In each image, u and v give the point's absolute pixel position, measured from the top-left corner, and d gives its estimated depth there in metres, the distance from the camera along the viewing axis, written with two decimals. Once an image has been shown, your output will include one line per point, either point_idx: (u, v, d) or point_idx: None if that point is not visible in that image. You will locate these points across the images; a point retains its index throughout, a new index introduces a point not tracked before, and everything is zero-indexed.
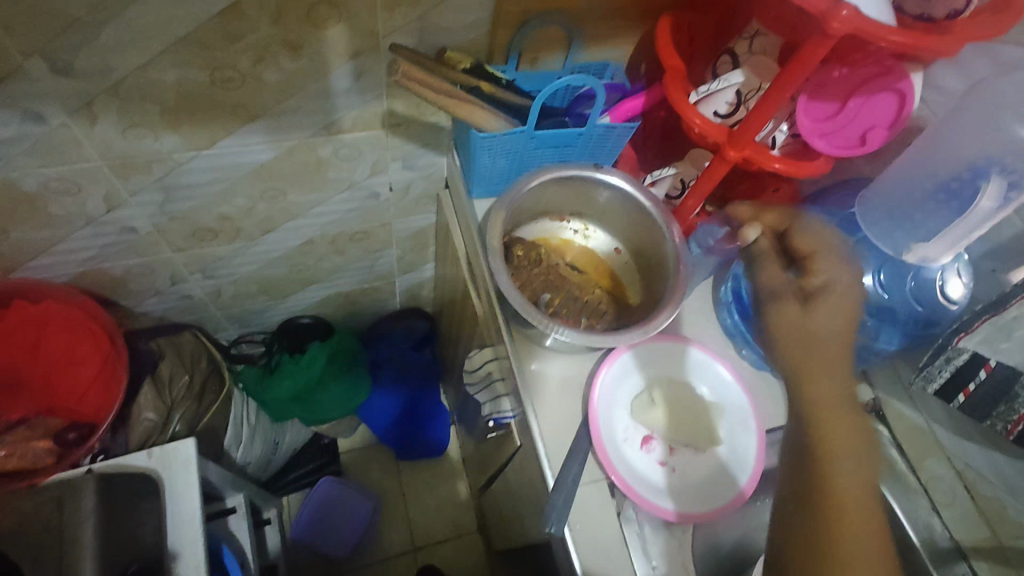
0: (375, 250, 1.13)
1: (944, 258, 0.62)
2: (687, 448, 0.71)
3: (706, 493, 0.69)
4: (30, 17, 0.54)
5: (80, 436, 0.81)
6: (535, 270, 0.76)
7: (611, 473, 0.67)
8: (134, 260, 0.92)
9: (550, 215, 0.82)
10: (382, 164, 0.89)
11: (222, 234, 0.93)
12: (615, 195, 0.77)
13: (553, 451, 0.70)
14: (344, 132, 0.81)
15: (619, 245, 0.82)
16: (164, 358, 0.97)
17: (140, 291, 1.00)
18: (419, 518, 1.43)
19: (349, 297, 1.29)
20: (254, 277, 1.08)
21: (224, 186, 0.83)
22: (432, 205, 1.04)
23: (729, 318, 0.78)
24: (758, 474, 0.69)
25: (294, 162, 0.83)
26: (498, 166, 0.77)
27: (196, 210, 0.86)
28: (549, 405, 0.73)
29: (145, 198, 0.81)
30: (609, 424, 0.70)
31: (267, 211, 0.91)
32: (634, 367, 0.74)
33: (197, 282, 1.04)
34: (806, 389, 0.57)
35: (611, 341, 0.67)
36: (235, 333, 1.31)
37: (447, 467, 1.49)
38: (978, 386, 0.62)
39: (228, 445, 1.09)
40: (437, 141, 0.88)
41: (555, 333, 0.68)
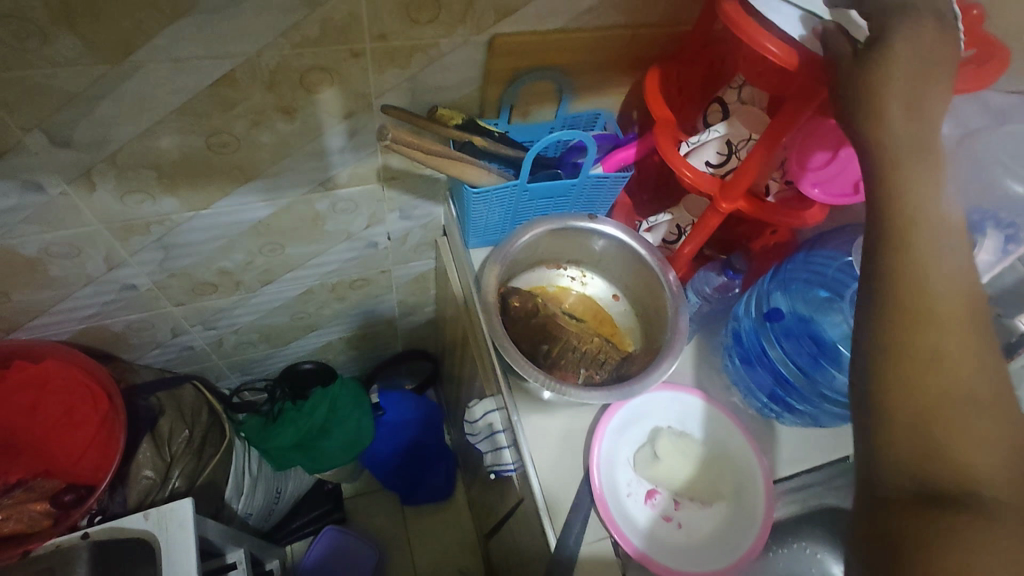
0: (375, 296, 1.13)
1: None
2: (693, 502, 0.69)
3: (714, 549, 0.66)
4: (28, 95, 0.56)
5: (77, 497, 0.80)
6: (532, 320, 0.75)
7: (614, 531, 0.65)
8: (134, 315, 0.93)
9: (547, 264, 0.82)
10: (379, 215, 0.90)
11: (221, 287, 0.94)
12: (610, 243, 0.76)
13: (554, 509, 0.68)
14: (340, 187, 0.81)
15: (617, 292, 0.82)
16: (163, 413, 0.97)
17: (141, 344, 1.00)
18: (425, 565, 1.40)
19: (351, 342, 1.29)
20: (255, 327, 1.08)
21: (223, 242, 0.84)
22: (430, 251, 1.04)
23: (730, 364, 0.76)
24: (767, 529, 0.66)
25: (291, 217, 0.84)
26: (493, 218, 0.77)
27: (195, 266, 0.87)
28: (550, 460, 0.71)
29: (145, 256, 0.81)
30: (611, 479, 0.69)
31: (266, 264, 0.92)
32: (636, 418, 0.73)
33: (198, 334, 1.04)
34: (905, 340, 0.43)
35: (609, 395, 0.66)
36: (237, 380, 1.30)
37: (453, 511, 1.46)
38: None
39: (229, 498, 1.08)
40: (433, 191, 0.89)
41: (552, 388, 0.67)
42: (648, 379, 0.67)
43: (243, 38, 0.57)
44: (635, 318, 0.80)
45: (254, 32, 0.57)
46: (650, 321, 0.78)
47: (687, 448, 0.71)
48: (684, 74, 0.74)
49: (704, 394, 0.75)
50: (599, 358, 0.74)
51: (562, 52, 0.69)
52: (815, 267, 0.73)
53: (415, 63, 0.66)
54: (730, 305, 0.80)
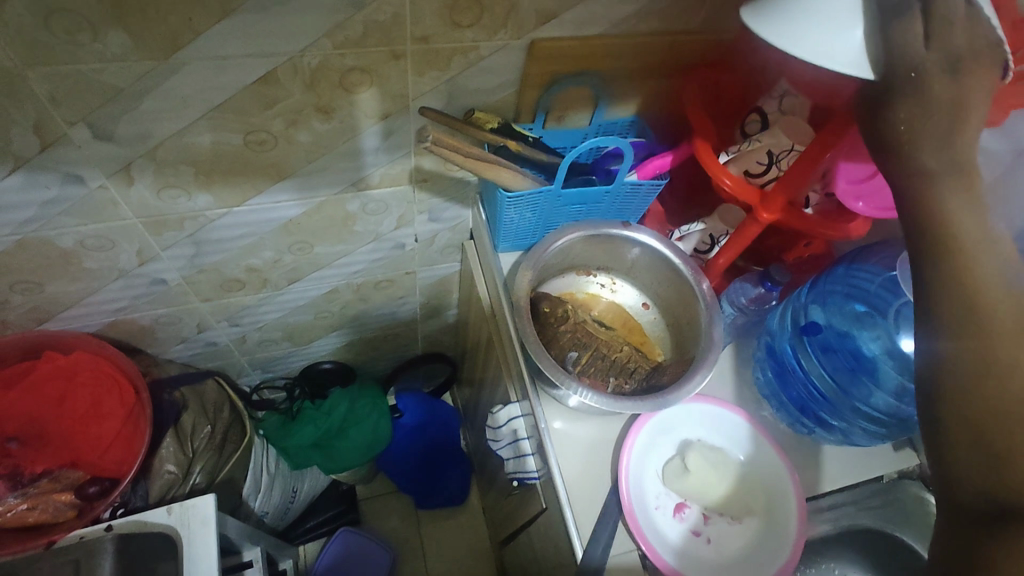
0: (398, 297, 1.12)
1: None
2: (723, 517, 0.68)
3: (746, 566, 0.65)
4: (75, 89, 0.56)
5: (102, 490, 0.80)
6: (562, 327, 0.74)
7: (642, 543, 0.64)
8: (162, 310, 0.93)
9: (577, 270, 0.81)
10: (408, 216, 0.90)
11: (249, 284, 0.94)
12: (644, 251, 0.75)
13: (582, 518, 0.67)
14: (372, 188, 0.82)
15: (647, 300, 0.81)
16: (187, 408, 0.97)
17: (166, 339, 1.01)
18: (437, 569, 1.39)
19: (371, 342, 1.29)
20: (280, 324, 1.09)
21: (253, 239, 0.84)
22: (456, 254, 1.04)
23: (762, 376, 0.76)
24: (799, 549, 0.64)
25: (322, 216, 0.84)
26: (525, 222, 0.77)
27: (224, 263, 0.87)
28: (577, 470, 0.70)
29: (177, 252, 0.82)
30: (640, 490, 0.67)
31: (293, 262, 0.92)
32: (665, 430, 0.71)
33: (223, 330, 1.05)
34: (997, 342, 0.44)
35: (641, 405, 0.65)
36: (257, 378, 1.30)
37: (467, 515, 1.45)
38: None
39: (247, 494, 1.07)
40: (463, 194, 0.89)
41: (584, 397, 0.66)
42: (681, 391, 0.66)
43: (287, 37, 0.58)
44: (666, 328, 0.79)
45: (298, 32, 0.58)
46: (682, 331, 0.76)
47: (719, 463, 0.70)
48: (723, 83, 0.73)
49: (738, 408, 0.73)
50: (628, 368, 0.74)
51: (601, 58, 0.69)
52: (856, 282, 0.71)
53: (454, 65, 0.66)
54: (763, 318, 0.78)
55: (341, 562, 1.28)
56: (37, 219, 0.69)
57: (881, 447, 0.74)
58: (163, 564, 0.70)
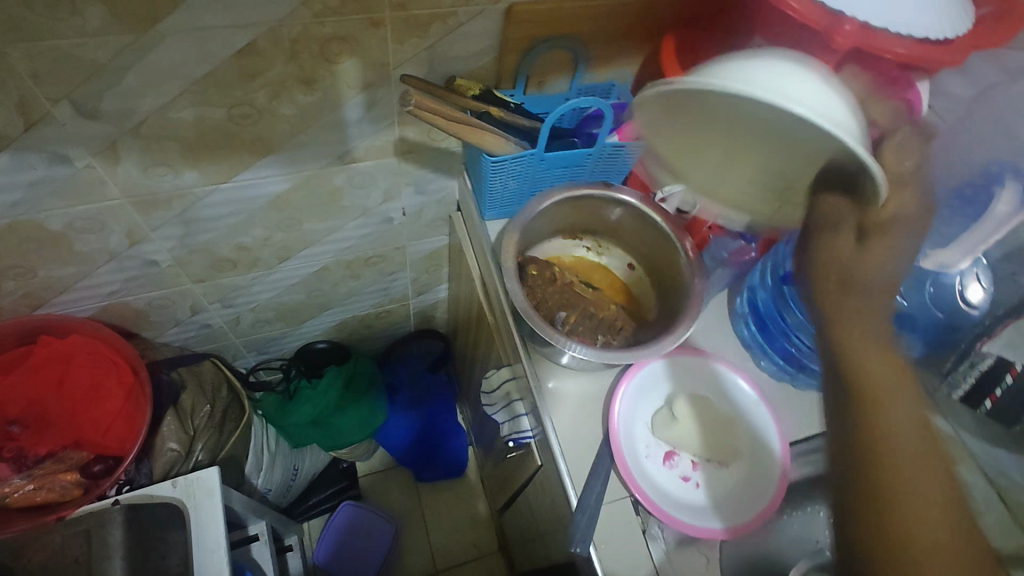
0: (389, 273, 1.13)
1: (962, 264, 0.60)
2: (710, 463, 0.71)
3: (735, 505, 0.68)
4: (56, 66, 0.57)
5: (106, 468, 0.83)
6: (551, 288, 0.76)
7: (634, 489, 0.66)
8: (155, 292, 0.94)
9: (564, 234, 0.83)
10: (395, 189, 0.91)
11: (241, 264, 0.95)
12: (627, 212, 0.77)
13: (575, 469, 0.70)
14: (358, 160, 0.82)
15: (632, 261, 0.83)
16: (185, 388, 0.99)
17: (161, 322, 1.02)
18: (440, 539, 1.42)
19: (365, 321, 1.30)
20: (273, 305, 1.10)
21: (242, 217, 0.85)
22: (445, 227, 1.05)
23: (746, 330, 0.78)
24: (782, 487, 0.67)
25: (309, 191, 0.85)
26: (510, 189, 0.78)
27: (214, 242, 0.88)
28: (568, 425, 0.72)
29: (167, 232, 0.82)
30: (630, 439, 0.70)
31: (284, 240, 0.93)
32: (653, 383, 0.74)
33: (217, 311, 1.05)
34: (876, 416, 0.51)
35: (627, 358, 0.67)
36: (253, 360, 1.32)
37: (467, 486, 1.48)
38: (1005, 391, 0.62)
39: (250, 471, 1.10)
40: (448, 164, 0.90)
41: (572, 350, 0.69)
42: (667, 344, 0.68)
43: (266, 8, 0.58)
44: (651, 286, 0.81)
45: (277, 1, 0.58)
46: (666, 288, 0.79)
47: (705, 413, 0.72)
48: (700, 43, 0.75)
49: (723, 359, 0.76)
50: (615, 326, 0.76)
51: (577, 21, 0.70)
52: None
53: (433, 32, 0.67)
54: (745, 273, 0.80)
55: (343, 537, 1.32)
56: (26, 201, 0.70)
57: None
58: (173, 533, 0.72)
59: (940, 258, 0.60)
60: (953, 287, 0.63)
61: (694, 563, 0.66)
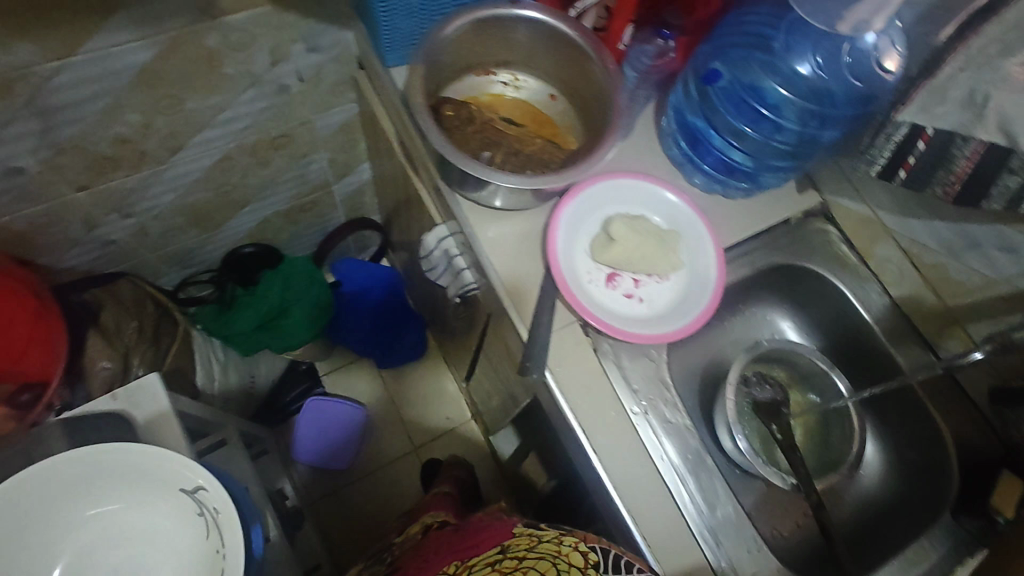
0: (301, 155, 1.04)
1: (875, 23, 0.59)
2: (652, 278, 0.72)
3: (677, 311, 0.71)
4: None
5: (35, 396, 0.77)
6: (469, 130, 0.71)
7: (581, 312, 0.67)
8: (34, 207, 0.83)
9: (475, 70, 0.76)
10: (282, 48, 0.81)
11: (125, 161, 0.85)
12: (538, 32, 0.70)
13: (521, 304, 0.69)
14: (227, 14, 0.71)
15: (553, 91, 0.78)
16: (105, 307, 0.92)
17: (55, 244, 0.92)
18: (414, 419, 1.46)
19: (288, 216, 1.22)
20: (179, 209, 1.00)
21: (108, 101, 0.74)
22: (351, 92, 0.96)
23: (676, 147, 0.76)
24: (720, 291, 0.71)
25: (179, 59, 0.74)
26: (408, 22, 0.70)
27: (85, 136, 0.77)
28: (510, 262, 0.71)
29: (20, 128, 0.71)
30: (572, 269, 0.70)
31: (168, 125, 0.83)
32: (588, 211, 0.73)
33: (116, 223, 0.96)
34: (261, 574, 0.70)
35: (556, 180, 0.65)
36: (178, 277, 1.24)
37: (430, 367, 1.50)
38: (918, 158, 0.64)
39: (200, 383, 1.06)
40: (336, 11, 0.79)
41: (499, 181, 0.65)
42: (592, 162, 0.66)
43: None
44: (574, 116, 0.78)
45: None
46: (590, 117, 0.75)
47: (643, 230, 0.72)
48: None
49: (652, 178, 0.75)
50: (542, 161, 0.72)
51: None
52: (751, 26, 0.69)
53: None
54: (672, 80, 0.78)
55: (318, 445, 1.34)
56: None
57: (787, 191, 0.80)
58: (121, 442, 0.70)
59: (856, 19, 0.59)
60: (868, 53, 0.65)
61: (645, 371, 0.70)
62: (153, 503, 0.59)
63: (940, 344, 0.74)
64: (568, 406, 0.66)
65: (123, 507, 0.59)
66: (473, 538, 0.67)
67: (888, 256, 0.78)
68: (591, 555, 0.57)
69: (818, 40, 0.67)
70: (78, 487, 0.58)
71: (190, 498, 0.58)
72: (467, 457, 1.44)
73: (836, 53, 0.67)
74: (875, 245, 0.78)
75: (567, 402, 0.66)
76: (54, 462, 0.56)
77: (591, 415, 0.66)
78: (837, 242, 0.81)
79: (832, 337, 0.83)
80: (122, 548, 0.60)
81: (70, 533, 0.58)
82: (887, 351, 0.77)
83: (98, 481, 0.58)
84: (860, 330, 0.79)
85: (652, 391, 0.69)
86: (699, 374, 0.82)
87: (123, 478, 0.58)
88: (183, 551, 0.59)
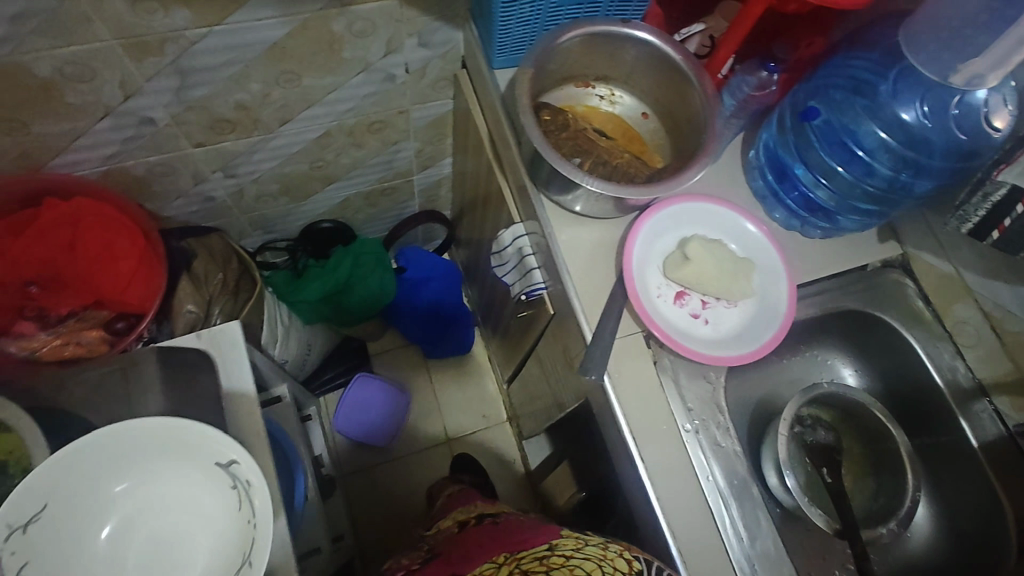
0: (392, 142, 1.10)
1: (989, 79, 0.59)
2: (720, 302, 0.73)
3: (742, 338, 0.71)
4: None
5: (129, 325, 0.84)
6: (563, 135, 0.75)
7: (647, 324, 0.69)
8: (155, 157, 0.91)
9: (575, 81, 0.79)
10: (397, 40, 0.86)
11: (240, 125, 0.92)
12: (643, 53, 0.73)
13: (589, 308, 0.72)
14: (357, 3, 0.77)
15: (646, 110, 0.81)
16: (197, 257, 0.99)
17: (164, 192, 1.00)
18: (451, 411, 1.49)
19: (368, 198, 1.28)
20: (274, 177, 1.08)
21: (239, 69, 0.81)
22: (449, 89, 1.01)
23: (761, 180, 0.77)
24: (788, 324, 0.71)
25: (307, 38, 0.80)
26: (522, 28, 0.74)
27: (212, 98, 0.84)
28: (583, 267, 0.73)
29: (161, 83, 0.79)
30: (643, 282, 0.72)
31: (283, 98, 0.89)
32: (665, 228, 0.74)
33: (219, 182, 1.03)
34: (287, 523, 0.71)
35: (641, 192, 0.68)
36: (259, 240, 1.31)
37: (474, 363, 1.54)
38: (1013, 221, 0.63)
39: (264, 342, 1.13)
40: (453, 12, 0.85)
41: (587, 184, 0.68)
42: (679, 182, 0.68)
43: None
44: (664, 135, 0.80)
45: None
46: (680, 138, 0.78)
47: (718, 255, 0.73)
48: None
49: (734, 207, 0.76)
50: (627, 174, 0.75)
51: None
52: (856, 70, 0.70)
53: None
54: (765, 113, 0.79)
55: (362, 421, 1.38)
56: (9, 40, 0.66)
57: (867, 238, 0.80)
58: None
59: (970, 72, 0.60)
60: (979, 109, 0.65)
61: (700, 392, 0.70)
62: (184, 477, 0.62)
63: (1010, 415, 0.72)
64: (622, 413, 0.67)
65: (164, 480, 0.62)
66: (517, 536, 0.69)
67: (965, 317, 0.76)
68: (632, 561, 0.59)
69: (927, 90, 0.67)
70: (120, 461, 0.61)
71: (224, 472, 0.61)
72: (497, 457, 1.45)
73: (944, 107, 0.67)
74: (954, 304, 0.77)
75: (621, 409, 0.67)
76: (85, 443, 0.59)
77: (643, 426, 0.67)
78: (913, 296, 0.79)
79: (895, 391, 0.82)
80: (154, 522, 0.62)
81: (112, 504, 0.61)
82: (953, 414, 0.75)
83: (140, 456, 0.61)
84: (925, 388, 0.77)
85: (705, 413, 0.70)
86: (753, 405, 0.81)
87: (164, 450, 0.61)
88: (216, 520, 0.61)
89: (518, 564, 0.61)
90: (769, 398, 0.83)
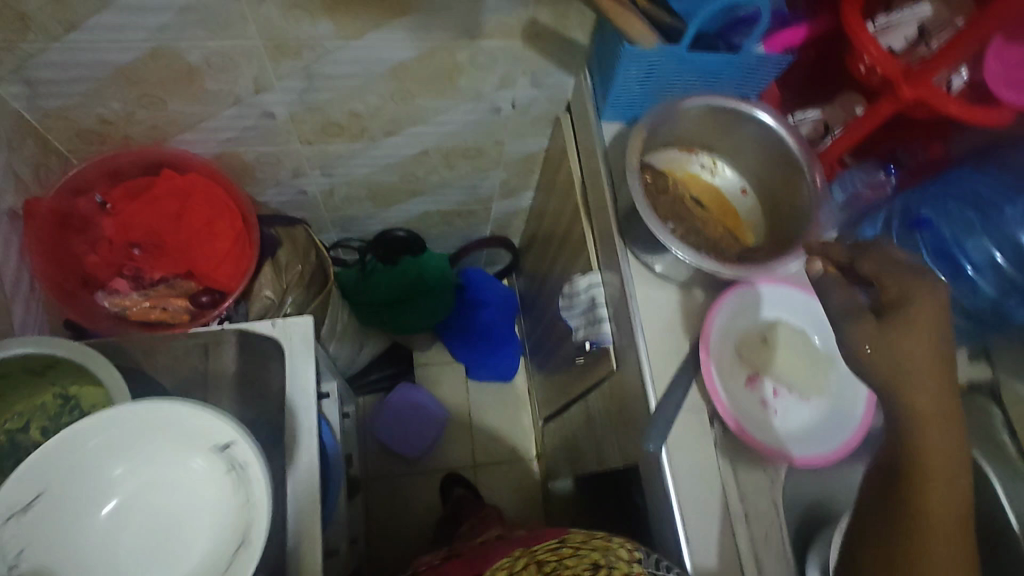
0: (481, 169, 1.13)
1: None
2: (792, 394, 0.71)
3: (811, 436, 0.69)
4: None
5: (212, 300, 0.88)
6: (663, 197, 0.75)
7: (716, 401, 0.67)
8: (265, 147, 0.96)
9: (679, 146, 0.80)
10: (512, 77, 0.89)
11: (347, 131, 0.96)
12: (757, 132, 0.74)
13: (657, 375, 0.71)
14: (484, 39, 0.81)
15: (745, 186, 0.80)
16: (283, 246, 1.04)
17: (264, 179, 1.05)
18: (482, 437, 1.49)
19: (445, 216, 1.31)
20: (365, 182, 1.12)
21: (362, 81, 0.85)
22: (548, 129, 1.03)
23: None
24: (862, 431, 0.68)
25: (430, 64, 0.84)
26: (638, 89, 0.75)
27: (330, 103, 0.89)
28: (659, 331, 0.73)
29: (290, 84, 0.84)
30: (717, 358, 0.70)
31: (393, 113, 0.93)
32: (748, 307, 0.73)
33: (314, 179, 1.08)
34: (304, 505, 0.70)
35: (730, 270, 0.68)
36: (335, 236, 1.35)
37: (512, 393, 1.53)
38: None
39: (323, 334, 1.16)
40: (570, 60, 0.87)
41: (675, 251, 0.68)
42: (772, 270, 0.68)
43: None
44: (760, 213, 0.79)
45: None
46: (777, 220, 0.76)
47: (797, 344, 0.72)
48: None
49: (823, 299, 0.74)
50: (720, 246, 0.74)
51: None
52: (973, 187, 0.70)
53: None
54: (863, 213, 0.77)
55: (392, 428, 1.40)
56: (172, 27, 0.71)
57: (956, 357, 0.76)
58: None
59: None
60: None
61: (758, 484, 0.68)
62: (180, 465, 0.52)
63: None
64: (674, 489, 0.66)
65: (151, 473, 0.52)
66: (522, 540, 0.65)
67: None
68: (635, 552, 0.57)
69: None
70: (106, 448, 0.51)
71: (223, 457, 0.51)
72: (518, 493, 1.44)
73: None
74: None
75: (675, 485, 0.66)
76: (74, 431, 0.50)
77: (694, 507, 0.65)
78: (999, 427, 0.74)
79: None
80: (147, 515, 0.52)
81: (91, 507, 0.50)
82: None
83: (124, 441, 0.51)
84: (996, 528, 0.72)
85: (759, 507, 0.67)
86: (804, 506, 0.78)
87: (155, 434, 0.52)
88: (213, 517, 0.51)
89: (532, 557, 0.59)
90: (823, 502, 0.79)
